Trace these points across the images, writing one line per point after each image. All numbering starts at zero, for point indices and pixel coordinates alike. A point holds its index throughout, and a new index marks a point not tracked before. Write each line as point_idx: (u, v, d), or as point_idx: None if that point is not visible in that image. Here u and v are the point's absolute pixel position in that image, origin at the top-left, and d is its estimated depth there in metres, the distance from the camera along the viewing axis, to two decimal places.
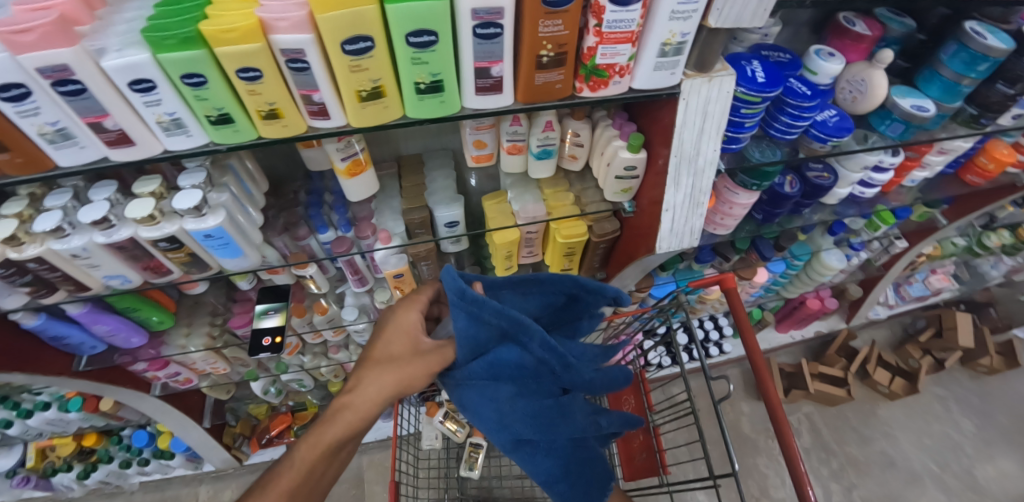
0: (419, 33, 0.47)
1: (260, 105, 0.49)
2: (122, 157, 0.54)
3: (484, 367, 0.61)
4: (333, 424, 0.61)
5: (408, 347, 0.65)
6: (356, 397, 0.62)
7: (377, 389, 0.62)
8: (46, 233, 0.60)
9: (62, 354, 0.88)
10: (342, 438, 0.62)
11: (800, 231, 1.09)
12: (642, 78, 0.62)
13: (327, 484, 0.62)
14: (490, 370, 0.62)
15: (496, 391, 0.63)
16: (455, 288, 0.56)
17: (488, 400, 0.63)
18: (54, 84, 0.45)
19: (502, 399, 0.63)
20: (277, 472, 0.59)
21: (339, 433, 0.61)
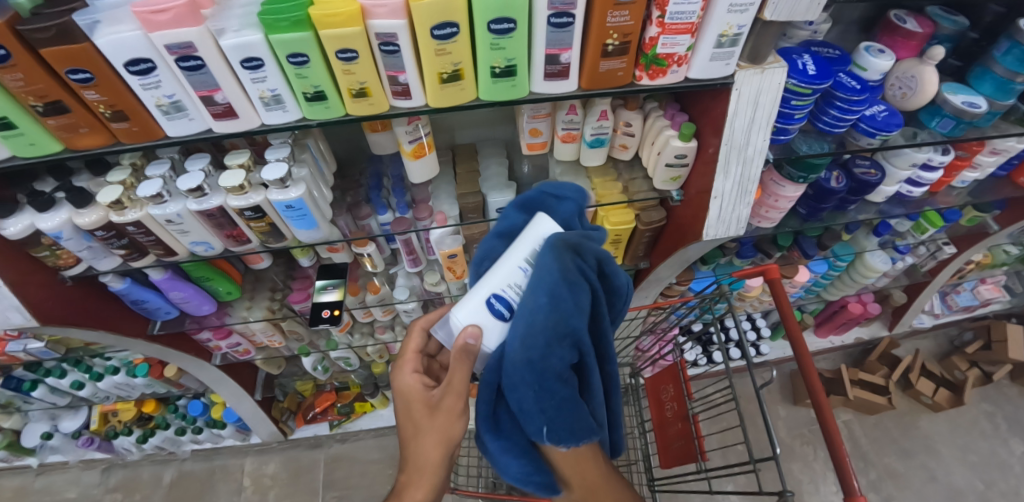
0: (500, 20, 0.52)
1: (351, 84, 0.55)
2: (224, 129, 0.59)
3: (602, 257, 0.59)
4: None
5: (425, 404, 0.65)
6: (414, 472, 0.62)
7: (426, 453, 0.62)
8: (147, 199, 0.67)
9: (139, 318, 0.96)
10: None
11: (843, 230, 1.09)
12: (699, 68, 0.64)
13: None
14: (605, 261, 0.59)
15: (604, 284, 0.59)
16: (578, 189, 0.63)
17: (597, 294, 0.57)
18: (178, 60, 0.51)
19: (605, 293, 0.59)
20: None
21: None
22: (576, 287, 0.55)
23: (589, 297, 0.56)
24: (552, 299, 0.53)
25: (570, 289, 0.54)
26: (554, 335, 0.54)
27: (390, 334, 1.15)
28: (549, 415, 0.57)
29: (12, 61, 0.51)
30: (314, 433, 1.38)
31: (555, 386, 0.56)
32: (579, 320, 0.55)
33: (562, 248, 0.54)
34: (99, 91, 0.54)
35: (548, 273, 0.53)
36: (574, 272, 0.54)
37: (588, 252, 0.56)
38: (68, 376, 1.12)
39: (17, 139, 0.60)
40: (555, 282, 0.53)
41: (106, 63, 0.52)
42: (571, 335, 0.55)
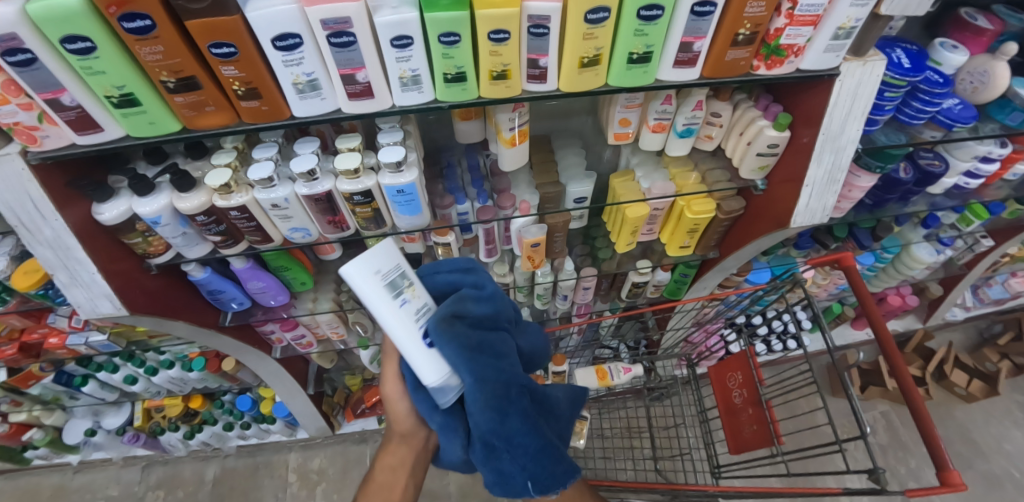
0: (651, 7, 0.53)
1: (495, 65, 0.55)
2: (353, 110, 0.59)
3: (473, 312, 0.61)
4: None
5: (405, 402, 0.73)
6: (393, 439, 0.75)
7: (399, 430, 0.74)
8: (257, 183, 0.66)
9: (211, 310, 0.95)
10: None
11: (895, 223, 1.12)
12: (811, 59, 0.66)
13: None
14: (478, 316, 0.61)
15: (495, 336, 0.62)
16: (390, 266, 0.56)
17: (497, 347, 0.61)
18: (331, 36, 0.51)
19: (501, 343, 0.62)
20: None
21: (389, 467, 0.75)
22: (485, 345, 0.59)
23: (498, 359, 0.60)
24: (474, 370, 0.57)
25: (483, 354, 0.58)
26: (498, 396, 0.58)
27: None
28: (530, 471, 0.61)
29: (156, 33, 0.49)
30: (362, 428, 1.37)
31: (523, 442, 0.60)
32: (508, 369, 0.60)
33: (448, 321, 0.58)
34: (238, 67, 0.53)
35: (452, 349, 0.56)
36: (472, 336, 0.58)
37: (473, 311, 0.61)
38: (120, 371, 1.09)
39: (138, 118, 0.58)
40: (463, 357, 0.56)
41: (250, 39, 0.51)
42: (511, 386, 0.60)
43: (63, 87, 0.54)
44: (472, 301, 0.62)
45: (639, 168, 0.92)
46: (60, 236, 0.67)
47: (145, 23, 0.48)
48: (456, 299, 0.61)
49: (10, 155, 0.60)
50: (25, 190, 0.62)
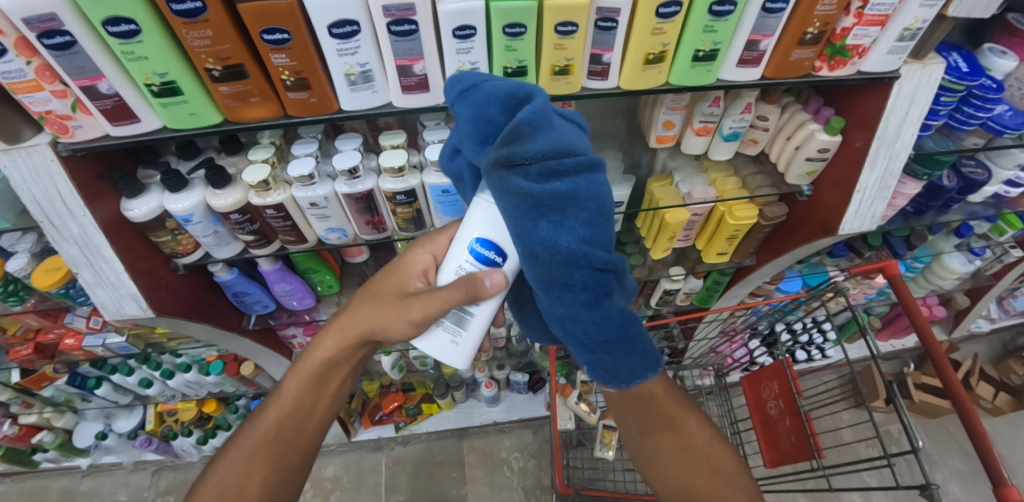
0: (724, 1, 0.52)
1: (558, 60, 0.53)
2: (405, 104, 0.56)
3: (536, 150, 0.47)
4: (279, 403, 0.68)
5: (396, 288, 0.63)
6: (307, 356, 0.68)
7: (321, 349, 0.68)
8: (297, 180, 0.63)
9: (234, 312, 0.92)
10: (287, 414, 0.68)
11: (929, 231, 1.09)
12: (874, 61, 0.64)
13: (315, 420, 0.70)
14: (538, 161, 0.47)
15: (557, 208, 0.49)
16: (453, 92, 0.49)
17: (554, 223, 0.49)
18: (391, 24, 0.48)
19: (559, 219, 0.49)
20: (270, 405, 0.69)
21: (318, 366, 0.68)
22: (542, 203, 0.48)
23: (555, 233, 0.49)
24: (523, 232, 0.49)
25: (541, 219, 0.49)
26: (544, 273, 0.51)
27: None
28: (594, 348, 0.58)
29: (205, 16, 0.47)
30: (379, 435, 1.33)
31: (571, 311, 0.54)
32: (564, 246, 0.49)
33: (498, 172, 0.46)
34: (290, 56, 0.50)
35: (503, 204, 0.48)
36: (534, 194, 0.47)
37: (531, 148, 0.46)
38: (135, 374, 1.06)
39: (178, 108, 0.55)
40: (519, 219, 0.49)
41: (305, 26, 0.48)
42: (563, 263, 0.50)
43: (102, 73, 0.51)
44: (529, 134, 0.47)
45: (679, 172, 0.89)
46: (87, 234, 0.64)
47: (196, 5, 0.46)
48: (523, 132, 0.46)
49: (40, 146, 0.57)
50: (54, 184, 0.60)
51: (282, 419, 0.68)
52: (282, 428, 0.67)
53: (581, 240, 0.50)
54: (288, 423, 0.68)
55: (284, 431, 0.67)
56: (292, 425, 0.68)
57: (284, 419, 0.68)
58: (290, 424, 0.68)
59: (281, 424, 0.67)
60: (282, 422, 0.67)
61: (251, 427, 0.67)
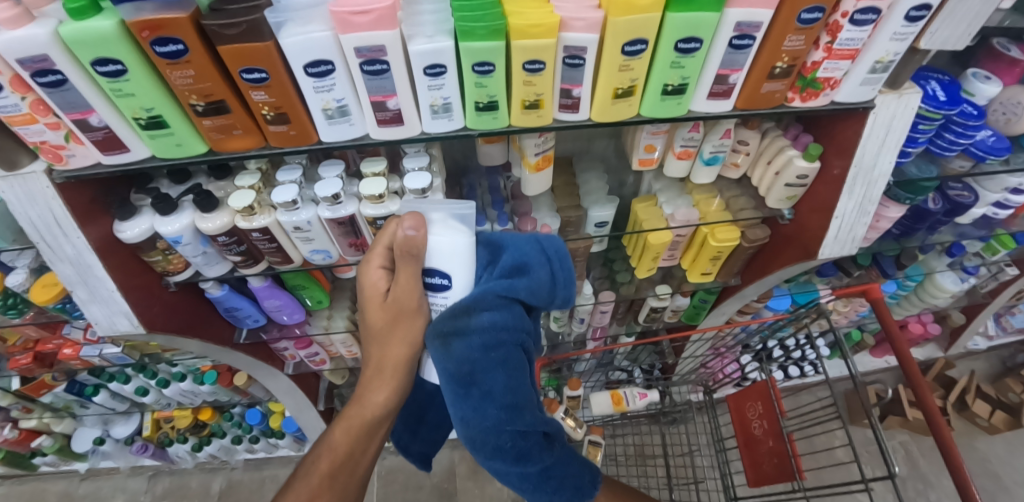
0: (689, 39, 0.53)
1: (528, 95, 0.55)
2: (382, 136, 0.58)
3: (487, 327, 0.59)
4: (330, 453, 0.64)
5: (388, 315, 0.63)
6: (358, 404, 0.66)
7: (374, 397, 0.66)
8: (280, 205, 0.65)
9: (226, 326, 0.95)
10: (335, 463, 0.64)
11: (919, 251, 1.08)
12: (847, 92, 0.65)
13: (365, 467, 0.67)
14: (484, 342, 0.59)
15: (492, 377, 0.59)
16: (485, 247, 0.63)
17: (485, 394, 0.60)
18: (364, 64, 0.50)
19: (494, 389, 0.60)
20: (316, 458, 0.64)
21: (369, 413, 0.66)
22: (480, 367, 0.59)
23: (492, 398, 0.60)
24: (457, 397, 0.60)
25: (472, 388, 0.60)
26: (474, 435, 0.61)
27: None
28: (526, 487, 0.67)
29: (187, 57, 0.49)
30: None
31: (500, 466, 0.63)
32: (491, 411, 0.60)
33: (444, 338, 0.60)
34: (268, 93, 0.52)
35: (442, 369, 0.60)
36: (469, 361, 0.59)
37: (480, 325, 0.59)
38: (132, 382, 1.10)
39: (165, 140, 0.58)
40: (456, 380, 0.60)
41: (282, 65, 0.51)
42: (491, 427, 0.60)
43: (92, 107, 0.54)
44: (491, 307, 0.60)
45: (662, 193, 0.90)
46: (81, 254, 0.67)
47: (178, 48, 0.48)
48: (472, 304, 0.60)
49: (36, 173, 0.59)
50: (49, 207, 0.62)
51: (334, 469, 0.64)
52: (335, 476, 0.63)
53: (507, 408, 0.60)
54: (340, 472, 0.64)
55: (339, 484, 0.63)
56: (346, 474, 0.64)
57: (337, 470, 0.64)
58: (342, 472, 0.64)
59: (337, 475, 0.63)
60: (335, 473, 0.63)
61: (303, 479, 0.63)
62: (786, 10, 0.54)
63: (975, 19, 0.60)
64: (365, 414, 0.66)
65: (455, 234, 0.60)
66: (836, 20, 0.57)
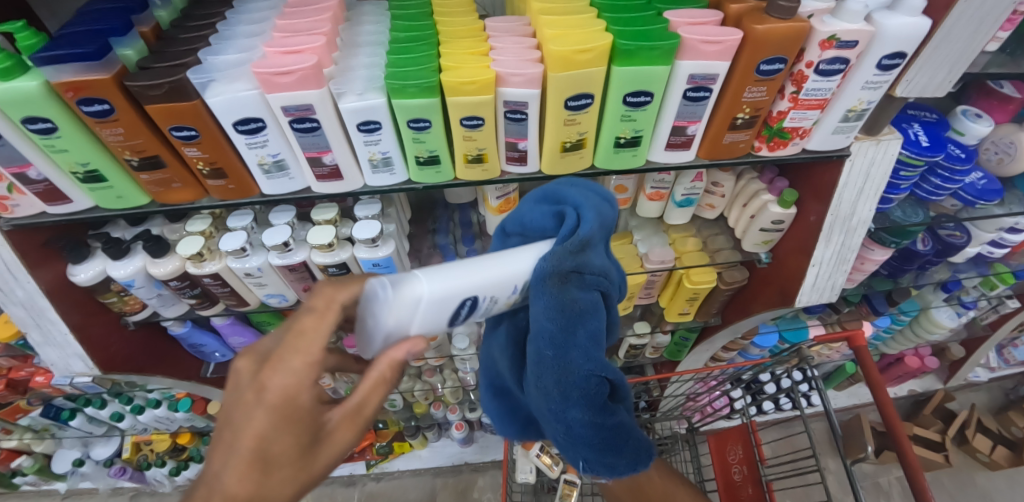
0: (638, 93, 0.50)
1: (470, 150, 0.53)
2: (324, 189, 0.57)
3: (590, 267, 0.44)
4: None
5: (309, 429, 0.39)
6: None
7: None
8: (229, 253, 0.64)
9: (194, 361, 0.94)
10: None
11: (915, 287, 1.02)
12: (819, 141, 0.62)
13: None
14: (583, 282, 0.44)
15: (589, 320, 0.44)
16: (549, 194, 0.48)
17: (585, 336, 0.44)
18: (293, 121, 0.49)
19: (586, 334, 0.44)
20: None
21: None
22: (579, 312, 0.44)
23: (581, 342, 0.44)
24: (545, 337, 0.44)
25: (579, 328, 0.44)
26: (567, 381, 0.45)
27: (439, 379, 1.09)
28: (588, 452, 0.50)
29: (115, 116, 0.49)
30: (349, 472, 1.32)
31: (584, 418, 0.47)
32: (584, 357, 0.44)
33: (560, 278, 0.43)
34: (200, 149, 0.52)
35: (540, 308, 0.43)
36: (575, 301, 0.44)
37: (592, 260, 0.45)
38: (108, 407, 1.10)
39: (105, 191, 0.57)
40: (551, 322, 0.43)
41: (213, 121, 0.50)
42: (588, 373, 0.45)
43: (29, 161, 0.53)
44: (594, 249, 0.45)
45: (638, 230, 0.87)
46: (33, 298, 0.66)
47: (104, 107, 0.48)
48: (568, 258, 0.43)
49: None
50: None
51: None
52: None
53: (597, 358, 0.45)
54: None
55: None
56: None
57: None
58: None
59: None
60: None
61: None
62: (742, 62, 0.51)
63: (954, 66, 0.56)
64: None
65: (395, 305, 0.43)
66: (800, 71, 0.53)
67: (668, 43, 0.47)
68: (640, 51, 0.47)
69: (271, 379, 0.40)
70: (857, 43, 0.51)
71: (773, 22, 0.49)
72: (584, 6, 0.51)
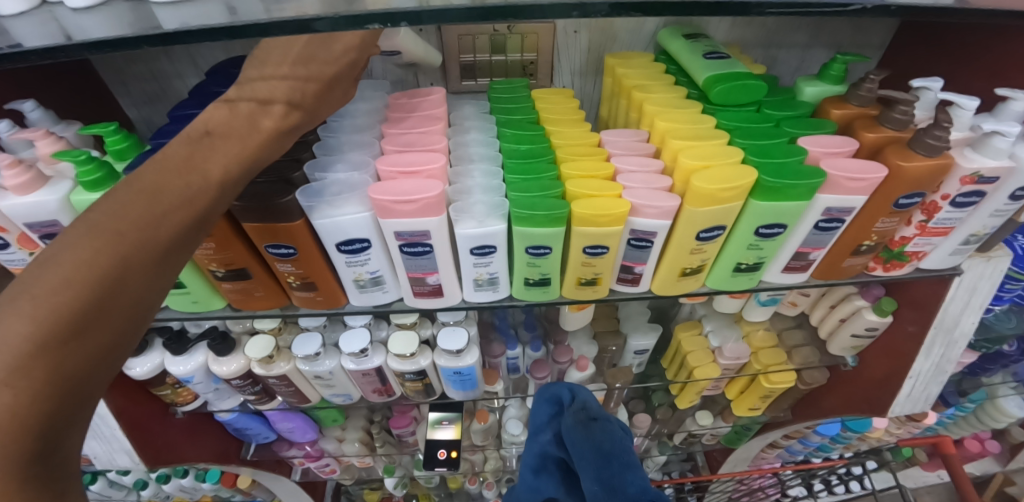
0: (771, 225, 0.47)
1: (585, 274, 0.49)
2: (418, 305, 0.53)
3: (607, 422, 0.57)
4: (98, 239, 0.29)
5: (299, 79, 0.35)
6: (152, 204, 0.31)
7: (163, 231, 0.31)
8: (302, 356, 0.60)
9: (233, 442, 0.90)
10: (69, 376, 0.28)
11: (994, 381, 0.95)
12: (934, 260, 0.58)
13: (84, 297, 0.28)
14: (607, 431, 0.55)
15: (623, 454, 0.53)
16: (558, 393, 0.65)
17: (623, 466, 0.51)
18: (403, 245, 0.45)
19: (620, 462, 0.51)
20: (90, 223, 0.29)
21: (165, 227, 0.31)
22: (609, 451, 0.53)
23: (619, 469, 0.51)
24: (590, 469, 0.51)
25: (613, 462, 0.51)
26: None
27: (482, 455, 1.04)
28: None
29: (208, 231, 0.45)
30: None
31: None
32: (626, 480, 0.50)
33: (585, 423, 0.57)
34: (296, 265, 0.48)
35: (580, 449, 0.54)
36: (603, 440, 0.54)
37: (606, 419, 0.58)
38: (131, 475, 1.03)
39: (181, 297, 0.53)
40: (591, 456, 0.52)
41: (313, 239, 0.46)
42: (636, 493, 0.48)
43: None
44: (606, 414, 0.59)
45: (708, 320, 0.83)
46: None
47: None
48: (585, 421, 0.57)
49: None
50: None
51: (24, 417, 0.26)
52: (47, 430, 0.27)
53: (634, 476, 0.50)
54: (67, 409, 0.28)
55: (37, 487, 0.27)
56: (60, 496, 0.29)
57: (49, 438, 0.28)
58: (61, 421, 0.28)
59: (20, 467, 0.26)
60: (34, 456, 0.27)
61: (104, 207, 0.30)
62: (880, 195, 0.48)
63: None
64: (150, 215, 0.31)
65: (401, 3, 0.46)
66: (933, 201, 0.50)
67: (815, 181, 0.44)
68: (784, 187, 0.44)
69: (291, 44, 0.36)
70: (998, 177, 0.48)
71: (918, 159, 0.46)
72: (711, 128, 0.49)
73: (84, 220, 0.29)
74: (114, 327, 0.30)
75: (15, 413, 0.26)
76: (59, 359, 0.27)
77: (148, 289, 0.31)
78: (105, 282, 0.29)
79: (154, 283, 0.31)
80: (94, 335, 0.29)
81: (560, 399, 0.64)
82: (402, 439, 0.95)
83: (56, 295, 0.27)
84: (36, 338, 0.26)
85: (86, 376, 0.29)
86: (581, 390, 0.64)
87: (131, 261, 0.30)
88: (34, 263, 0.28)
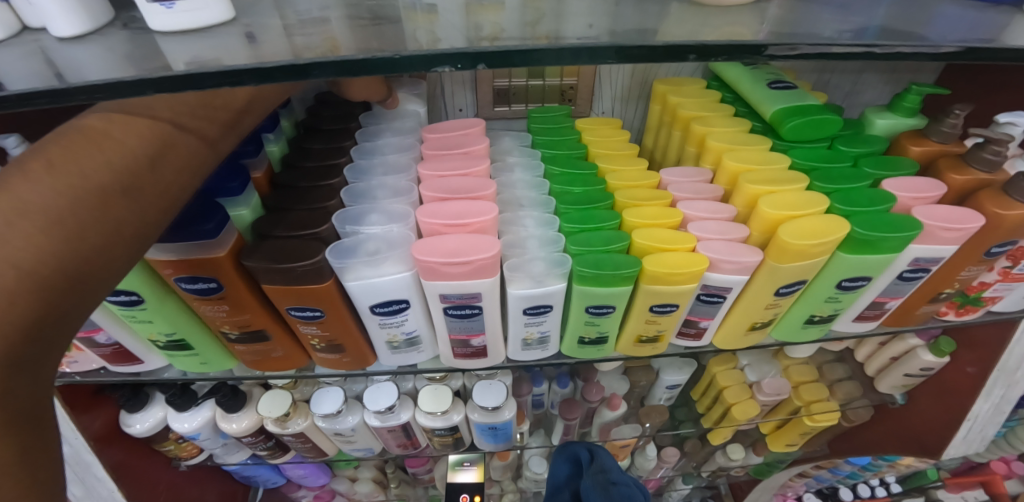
0: (855, 278, 0.43)
1: (647, 331, 0.44)
2: (456, 364, 0.47)
3: (627, 491, 0.52)
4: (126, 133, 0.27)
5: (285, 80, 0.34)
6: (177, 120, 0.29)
7: (188, 146, 0.29)
8: (321, 415, 0.54)
9: (239, 486, 0.84)
10: (78, 270, 0.23)
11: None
12: (1007, 303, 0.54)
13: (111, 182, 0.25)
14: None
15: None
16: (574, 452, 0.59)
17: None
18: (449, 307, 0.40)
19: None
20: (117, 123, 0.27)
21: (189, 145, 0.29)
22: None
23: None
24: None
25: None
26: None
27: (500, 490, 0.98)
28: None
29: (222, 294, 0.39)
30: None
31: None
32: None
33: (605, 489, 0.52)
34: (322, 327, 0.42)
35: None
36: None
37: (626, 487, 0.52)
38: None
39: (188, 358, 0.47)
40: None
41: (343, 301, 0.40)
42: None
43: (98, 327, 0.43)
44: (628, 479, 0.53)
45: (744, 353, 0.77)
46: (78, 454, 0.55)
47: (211, 285, 0.38)
48: (605, 487, 0.52)
49: None
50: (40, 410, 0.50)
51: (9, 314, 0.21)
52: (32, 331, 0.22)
53: None
54: (58, 316, 0.23)
55: None
56: (26, 432, 0.23)
57: (43, 341, 0.23)
58: (60, 321, 0.23)
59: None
60: (19, 359, 0.22)
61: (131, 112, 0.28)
62: (971, 245, 0.43)
63: None
64: (174, 128, 0.29)
65: None
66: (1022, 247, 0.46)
67: (912, 233, 0.39)
68: (878, 240, 0.39)
69: (284, 34, 0.32)
70: None
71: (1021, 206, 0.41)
72: (786, 170, 0.44)
73: (109, 115, 0.27)
74: (138, 222, 0.26)
75: (21, 290, 0.21)
76: (77, 238, 0.23)
77: (171, 198, 0.28)
78: (136, 169, 0.26)
79: (181, 191, 0.28)
80: (116, 224, 0.25)
81: (576, 459, 0.58)
82: (417, 477, 0.89)
83: (84, 171, 0.24)
84: (58, 207, 0.23)
85: (104, 268, 0.24)
86: (599, 450, 0.58)
87: (160, 156, 0.27)
88: (56, 142, 0.25)
